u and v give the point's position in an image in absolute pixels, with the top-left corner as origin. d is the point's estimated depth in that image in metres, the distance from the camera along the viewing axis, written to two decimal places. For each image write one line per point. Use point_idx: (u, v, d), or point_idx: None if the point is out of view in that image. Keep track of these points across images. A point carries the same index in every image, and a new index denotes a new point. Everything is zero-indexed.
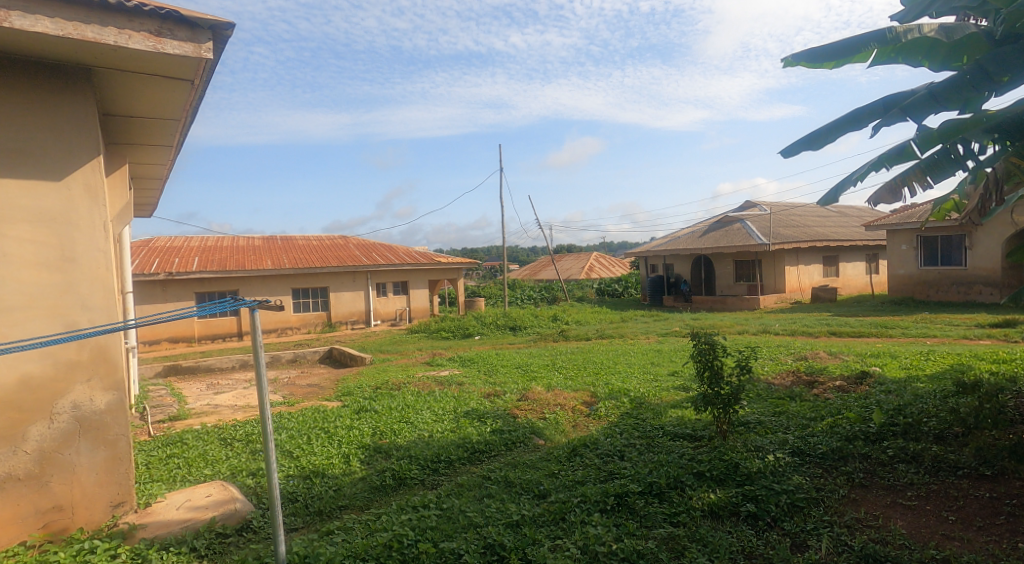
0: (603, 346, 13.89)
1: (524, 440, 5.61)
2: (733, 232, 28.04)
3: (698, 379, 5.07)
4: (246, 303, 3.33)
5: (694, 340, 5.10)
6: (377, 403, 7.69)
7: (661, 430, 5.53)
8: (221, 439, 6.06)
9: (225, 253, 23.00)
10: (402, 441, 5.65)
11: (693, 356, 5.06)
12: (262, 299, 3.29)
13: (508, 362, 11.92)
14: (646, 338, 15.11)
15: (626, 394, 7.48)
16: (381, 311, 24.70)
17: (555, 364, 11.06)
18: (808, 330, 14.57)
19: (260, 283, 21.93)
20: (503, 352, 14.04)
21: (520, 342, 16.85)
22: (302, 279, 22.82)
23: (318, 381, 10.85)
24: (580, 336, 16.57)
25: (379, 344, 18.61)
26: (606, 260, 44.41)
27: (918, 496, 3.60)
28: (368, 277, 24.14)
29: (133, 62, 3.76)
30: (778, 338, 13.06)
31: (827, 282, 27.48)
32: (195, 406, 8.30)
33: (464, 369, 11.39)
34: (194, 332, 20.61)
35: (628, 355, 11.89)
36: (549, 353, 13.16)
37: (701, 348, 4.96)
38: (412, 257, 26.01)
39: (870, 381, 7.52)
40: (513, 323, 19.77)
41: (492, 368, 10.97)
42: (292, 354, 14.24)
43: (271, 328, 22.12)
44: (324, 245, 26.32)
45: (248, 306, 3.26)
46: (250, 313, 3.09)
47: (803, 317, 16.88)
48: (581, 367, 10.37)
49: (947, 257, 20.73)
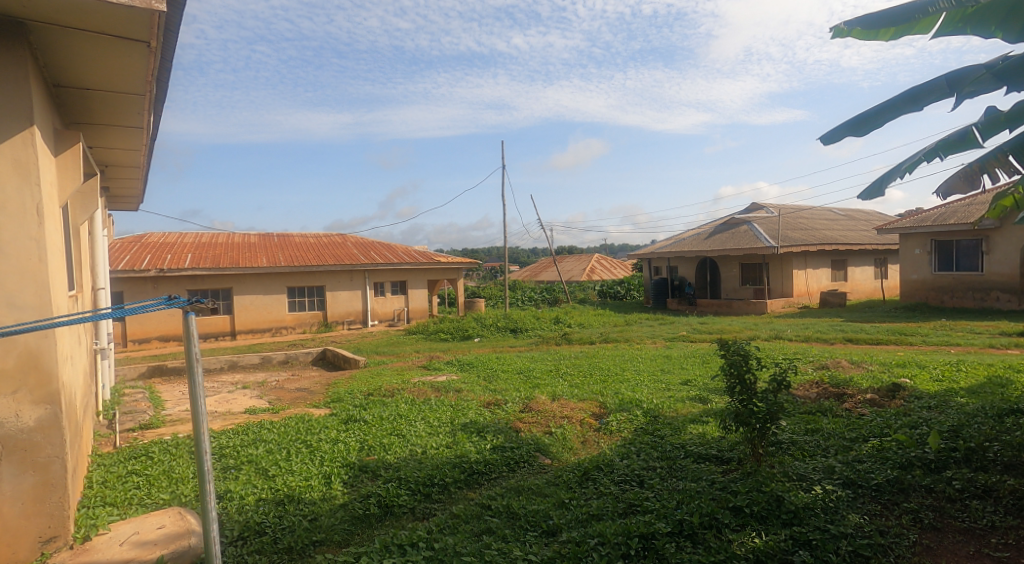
0: (609, 350, 13.29)
1: (529, 460, 4.99)
2: (740, 234, 27.43)
3: (727, 393, 4.46)
4: (180, 303, 2.75)
5: (724, 349, 4.49)
6: (368, 412, 7.09)
7: (682, 451, 4.91)
8: (192, 452, 5.43)
9: (219, 250, 22.37)
10: (392, 459, 5.03)
11: (722, 368, 4.45)
12: (198, 299, 2.73)
13: (509, 366, 11.32)
14: (653, 343, 14.51)
15: (639, 407, 6.87)
16: (379, 311, 24.12)
17: (559, 370, 10.46)
18: (822, 336, 13.98)
19: (254, 281, 21.32)
20: (504, 356, 13.48)
21: (522, 345, 16.28)
22: (298, 278, 22.24)
23: (308, 385, 10.24)
24: (584, 339, 15.97)
25: (376, 346, 18.05)
26: (608, 262, 43.77)
27: (1006, 546, 3.00)
28: (366, 276, 23.56)
29: (72, 15, 3.17)
30: (793, 345, 12.48)
31: (835, 286, 26.91)
32: (172, 412, 7.69)
33: (463, 373, 10.79)
34: (185, 331, 20.02)
35: (636, 361, 11.28)
36: (552, 357, 12.58)
37: (733, 360, 4.36)
38: (411, 257, 25.42)
39: (904, 395, 6.94)
40: (515, 325, 19.20)
41: (494, 374, 10.39)
42: (284, 355, 13.65)
43: (265, 327, 21.53)
44: (321, 243, 25.71)
45: (182, 307, 2.70)
46: (183, 315, 2.49)
47: (816, 323, 16.30)
48: (586, 374, 9.77)
49: (962, 262, 20.17)
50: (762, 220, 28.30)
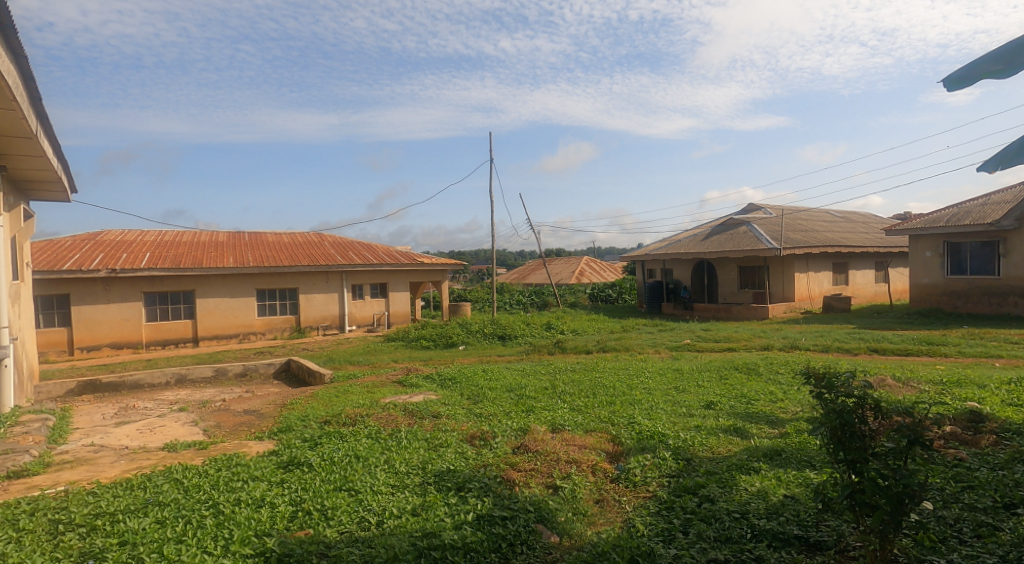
0: (609, 362, 11.81)
1: (528, 540, 3.50)
2: (739, 235, 26.17)
3: (832, 455, 2.97)
4: None
5: (827, 390, 2.98)
6: (319, 449, 5.53)
7: (747, 526, 3.46)
8: (50, 524, 3.82)
9: (183, 248, 20.64)
10: (333, 539, 3.51)
11: (825, 415, 2.95)
12: None
13: (497, 382, 9.82)
14: (657, 353, 13.05)
15: (664, 444, 5.39)
16: (357, 316, 22.48)
17: (557, 388, 8.95)
18: (844, 347, 12.60)
19: (219, 283, 19.60)
20: (491, 368, 11.99)
21: (511, 354, 14.82)
22: (268, 279, 20.55)
23: (259, 406, 8.61)
24: (580, 349, 14.47)
25: (348, 355, 16.43)
26: (598, 265, 42.50)
27: None
28: (343, 278, 21.92)
29: None
30: (817, 357, 11.10)
31: (837, 290, 25.77)
32: (71, 447, 6.10)
33: (443, 391, 9.23)
34: (141, 338, 18.29)
35: (643, 376, 9.82)
36: (546, 370, 11.13)
37: (846, 409, 2.86)
38: (393, 258, 23.86)
39: (992, 428, 5.54)
40: (502, 331, 17.65)
41: (480, 392, 8.88)
42: (242, 366, 11.99)
43: (231, 333, 19.83)
44: (295, 243, 24.06)
45: None
46: None
47: (831, 330, 15.00)
48: (589, 393, 8.31)
49: (977, 265, 19.01)
50: (761, 220, 27.12)
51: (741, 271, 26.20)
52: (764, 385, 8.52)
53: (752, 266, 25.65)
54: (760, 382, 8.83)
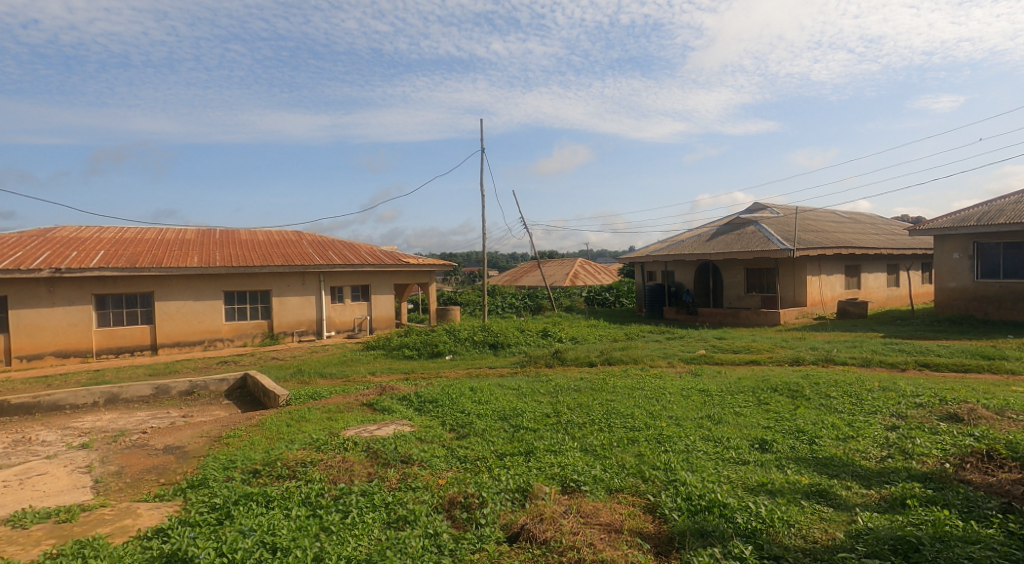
0: (620, 378, 10.09)
1: None
2: (746, 235, 24.57)
3: None
4: None
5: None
6: (225, 530, 3.76)
7: None
8: None
9: (144, 245, 18.74)
10: None
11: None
12: None
13: (488, 406, 8.09)
14: (672, 367, 11.39)
15: (731, 523, 3.72)
16: (336, 321, 20.69)
17: (562, 416, 7.22)
18: (886, 361, 10.97)
19: (181, 285, 17.72)
20: (482, 384, 10.26)
21: (504, 366, 13.11)
22: (237, 280, 18.70)
23: (186, 440, 6.80)
24: (582, 360, 12.78)
25: (321, 366, 14.66)
26: (593, 267, 40.81)
27: None
28: (321, 279, 20.11)
29: None
30: (864, 374, 9.51)
31: (849, 295, 24.28)
32: None
33: (421, 420, 7.49)
34: (91, 345, 16.39)
35: (665, 399, 8.15)
36: (546, 389, 9.43)
37: None
38: (376, 257, 22.09)
39: None
40: (494, 338, 15.89)
41: (466, 423, 7.16)
42: (188, 383, 10.16)
43: (194, 340, 17.97)
44: (270, 241, 22.23)
45: None
46: None
47: (863, 341, 13.44)
48: (603, 426, 6.62)
49: (1011, 268, 17.56)
50: (770, 220, 25.57)
51: (749, 273, 24.61)
52: (821, 415, 6.89)
53: (760, 267, 24.06)
54: (812, 410, 7.16)
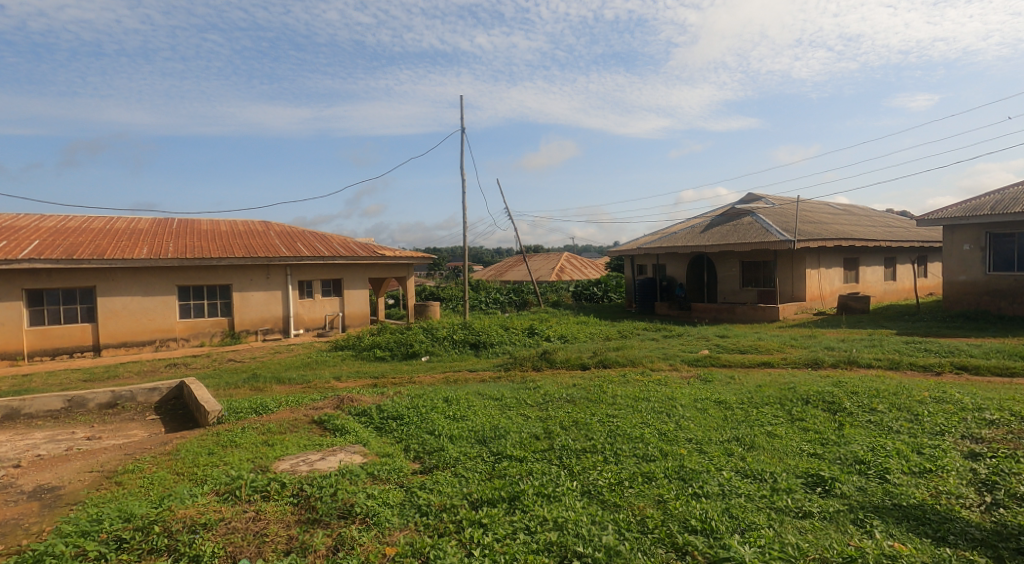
0: (619, 386, 8.71)
1: None
2: (743, 226, 23.34)
3: None
4: None
5: None
6: None
7: None
8: None
9: (87, 235, 16.94)
10: None
11: None
12: None
13: (463, 425, 6.63)
14: (677, 371, 10.05)
15: None
16: (305, 318, 19.07)
17: (555, 441, 5.81)
18: (917, 363, 9.68)
19: (127, 280, 15.97)
20: (458, 393, 8.77)
21: (485, 370, 11.64)
22: (192, 274, 16.99)
23: (68, 477, 5.23)
24: (572, 362, 11.38)
25: (280, 370, 13.06)
26: (580, 261, 39.39)
27: None
28: (286, 273, 18.44)
29: None
30: (901, 380, 8.20)
31: (848, 289, 23.19)
32: None
33: (379, 445, 6.02)
34: (22, 347, 14.63)
35: (678, 414, 6.77)
36: (534, 400, 7.99)
37: None
38: (348, 250, 20.48)
39: None
40: (475, 337, 14.39)
41: (433, 451, 5.70)
42: (109, 394, 8.53)
43: (144, 340, 16.26)
44: (234, 232, 20.50)
45: None
46: None
47: (881, 340, 12.19)
48: (608, 457, 5.21)
49: None
50: (766, 210, 24.37)
51: (744, 266, 23.38)
52: (877, 439, 5.55)
53: (757, 261, 22.83)
54: (864, 432, 5.82)
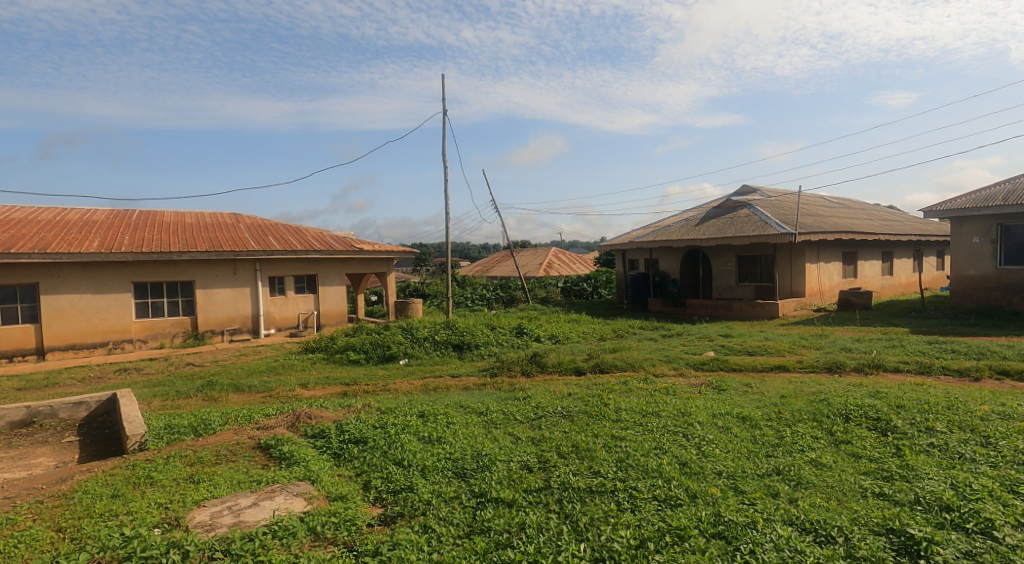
0: (622, 396, 7.56)
1: None
2: (739, 219, 22.33)
3: None
4: None
5: None
6: None
7: None
8: None
9: (32, 227, 15.46)
10: None
11: None
12: None
13: (438, 450, 5.43)
14: (684, 376, 8.94)
15: None
16: (276, 317, 17.72)
17: (553, 476, 4.63)
18: (952, 367, 8.65)
19: (75, 276, 14.54)
20: (436, 406, 7.56)
21: (468, 375, 10.45)
22: (150, 270, 15.56)
23: None
24: (565, 366, 10.23)
25: (242, 375, 11.78)
26: (569, 256, 38.23)
27: None
28: (254, 268, 17.06)
29: None
30: (944, 389, 7.13)
31: (847, 285, 22.30)
32: None
33: (333, 482, 4.80)
34: None
35: (698, 436, 5.62)
36: (525, 415, 6.81)
37: None
38: (323, 243, 19.13)
39: None
40: (459, 338, 13.17)
41: (397, 492, 4.49)
42: (23, 411, 7.21)
43: (95, 342, 14.84)
44: (199, 224, 19.03)
45: None
46: None
47: (899, 340, 11.18)
48: (622, 505, 4.02)
49: None
50: (763, 202, 23.38)
51: (741, 260, 22.36)
52: (954, 472, 4.45)
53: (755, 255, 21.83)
54: (932, 461, 4.71)
